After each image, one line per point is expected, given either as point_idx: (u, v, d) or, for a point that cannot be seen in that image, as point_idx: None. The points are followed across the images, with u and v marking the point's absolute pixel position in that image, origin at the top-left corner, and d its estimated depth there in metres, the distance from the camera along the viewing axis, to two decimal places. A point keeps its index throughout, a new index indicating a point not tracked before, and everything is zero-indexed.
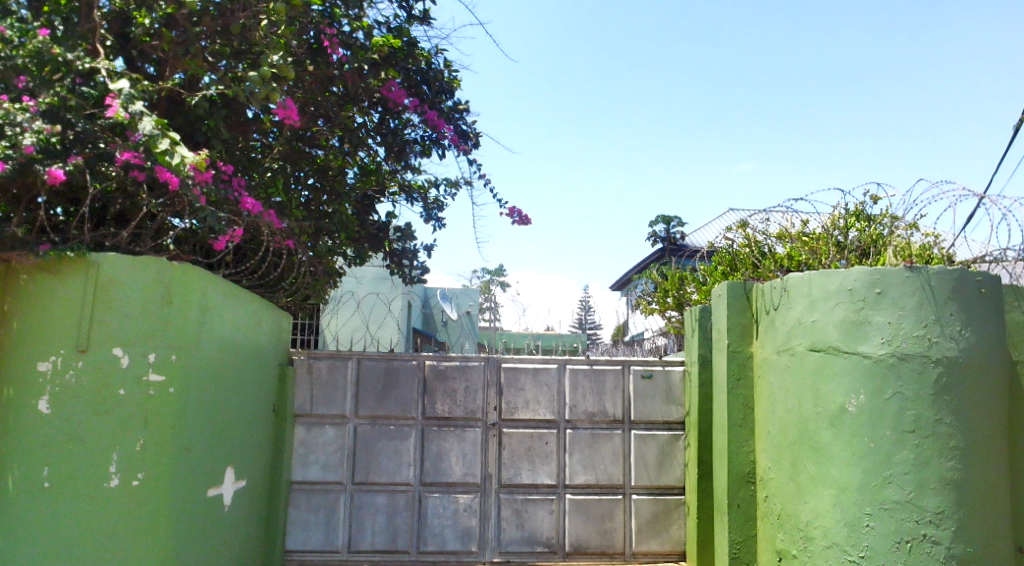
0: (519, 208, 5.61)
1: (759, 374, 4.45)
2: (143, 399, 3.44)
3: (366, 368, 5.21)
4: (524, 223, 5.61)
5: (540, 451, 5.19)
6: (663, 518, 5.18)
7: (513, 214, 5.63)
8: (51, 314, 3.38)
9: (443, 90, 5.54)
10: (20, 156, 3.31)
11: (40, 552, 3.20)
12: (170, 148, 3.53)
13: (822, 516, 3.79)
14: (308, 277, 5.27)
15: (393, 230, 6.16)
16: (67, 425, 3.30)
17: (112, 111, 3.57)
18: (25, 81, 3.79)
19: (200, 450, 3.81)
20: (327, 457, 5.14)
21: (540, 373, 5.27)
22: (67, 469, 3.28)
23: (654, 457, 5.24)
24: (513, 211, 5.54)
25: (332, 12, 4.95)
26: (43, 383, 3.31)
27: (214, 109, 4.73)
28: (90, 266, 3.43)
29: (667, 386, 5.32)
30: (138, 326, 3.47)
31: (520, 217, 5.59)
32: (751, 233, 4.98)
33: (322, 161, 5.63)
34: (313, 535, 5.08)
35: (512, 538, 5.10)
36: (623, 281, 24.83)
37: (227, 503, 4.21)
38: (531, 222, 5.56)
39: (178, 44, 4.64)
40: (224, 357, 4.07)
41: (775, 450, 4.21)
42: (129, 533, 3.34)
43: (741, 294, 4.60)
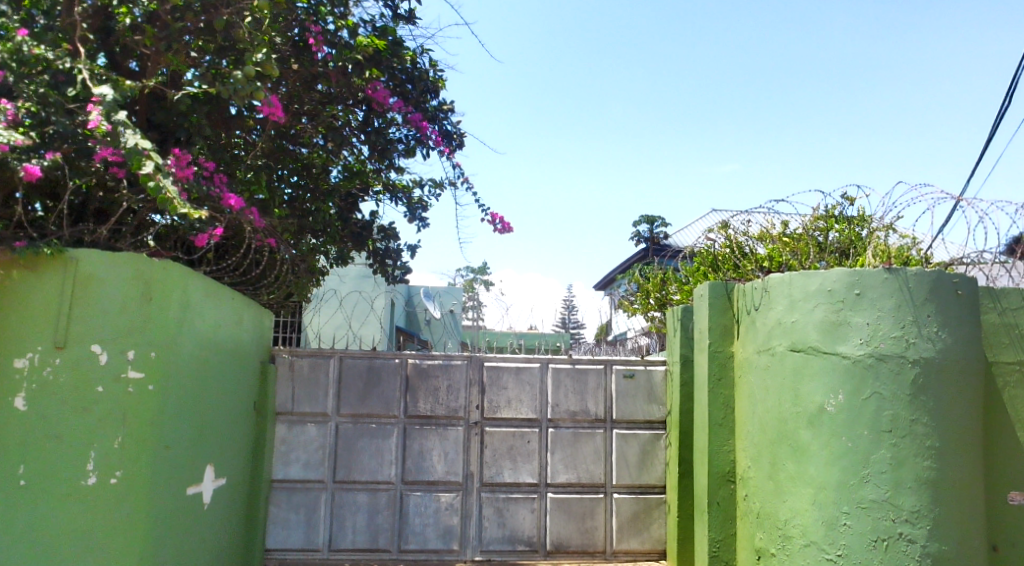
0: (502, 216, 5.61)
1: (740, 374, 4.49)
2: (121, 396, 3.39)
3: (349, 366, 5.19)
4: (507, 231, 5.62)
5: (522, 450, 5.20)
6: (644, 516, 5.21)
7: (495, 220, 5.64)
8: (28, 309, 3.36)
9: (429, 90, 5.56)
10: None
11: (17, 552, 3.18)
12: (153, 175, 3.51)
13: (800, 514, 3.83)
14: (289, 274, 5.24)
15: (376, 230, 6.14)
16: (44, 421, 3.27)
17: (93, 122, 3.55)
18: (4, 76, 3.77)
19: (179, 447, 3.77)
20: (308, 455, 5.11)
21: (523, 371, 5.28)
22: (45, 466, 3.25)
23: (635, 456, 5.27)
24: (495, 217, 5.58)
25: (318, 9, 4.88)
26: (20, 378, 3.29)
27: (198, 105, 4.71)
28: (68, 263, 3.41)
29: (649, 385, 5.35)
30: (117, 323, 3.43)
31: (502, 225, 5.60)
32: (733, 234, 4.90)
33: (306, 159, 5.59)
34: (293, 534, 5.05)
35: (494, 537, 5.10)
36: (608, 282, 24.86)
37: (206, 501, 4.17)
38: (512, 229, 5.60)
39: (162, 40, 4.54)
40: (203, 353, 4.03)
41: (755, 449, 4.26)
42: (107, 532, 3.28)
43: (722, 294, 4.64)
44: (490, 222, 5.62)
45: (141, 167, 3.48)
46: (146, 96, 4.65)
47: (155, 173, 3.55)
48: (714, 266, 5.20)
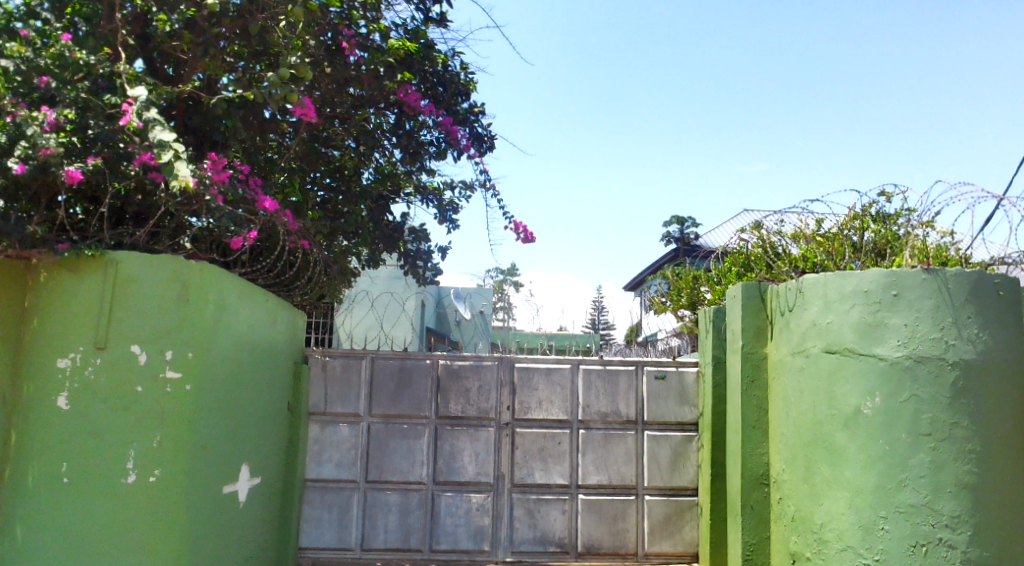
0: (525, 226, 5.62)
1: (774, 375, 4.43)
2: (160, 396, 3.47)
3: (380, 367, 5.24)
4: (529, 241, 5.62)
5: (553, 451, 5.19)
6: (676, 519, 5.17)
7: (518, 230, 5.65)
8: (70, 310, 3.46)
9: (459, 92, 5.58)
10: (40, 157, 3.43)
11: (59, 549, 3.28)
12: (171, 161, 3.52)
13: (836, 518, 3.77)
14: (322, 275, 5.32)
15: (408, 231, 6.19)
16: (84, 421, 3.36)
17: (127, 121, 3.65)
18: (47, 82, 3.86)
19: (216, 446, 3.84)
20: (341, 455, 5.17)
21: (554, 373, 5.27)
22: (85, 464, 3.34)
23: (667, 458, 5.23)
24: (517, 228, 5.60)
25: (350, 14, 5.01)
26: (63, 378, 3.39)
27: (233, 109, 4.79)
28: (108, 265, 3.50)
29: (680, 387, 5.31)
30: (155, 324, 3.52)
31: (524, 236, 5.61)
32: (766, 235, 4.83)
33: (338, 161, 5.67)
34: (326, 533, 5.11)
35: (525, 538, 5.11)
36: (638, 282, 24.68)
37: (242, 500, 4.25)
38: (535, 239, 5.61)
39: (200, 45, 4.65)
40: (239, 353, 4.10)
41: (790, 452, 4.20)
42: (145, 530, 3.36)
43: (755, 295, 4.58)
44: (514, 230, 5.64)
45: (161, 156, 3.50)
46: (183, 100, 4.75)
47: (175, 160, 3.55)
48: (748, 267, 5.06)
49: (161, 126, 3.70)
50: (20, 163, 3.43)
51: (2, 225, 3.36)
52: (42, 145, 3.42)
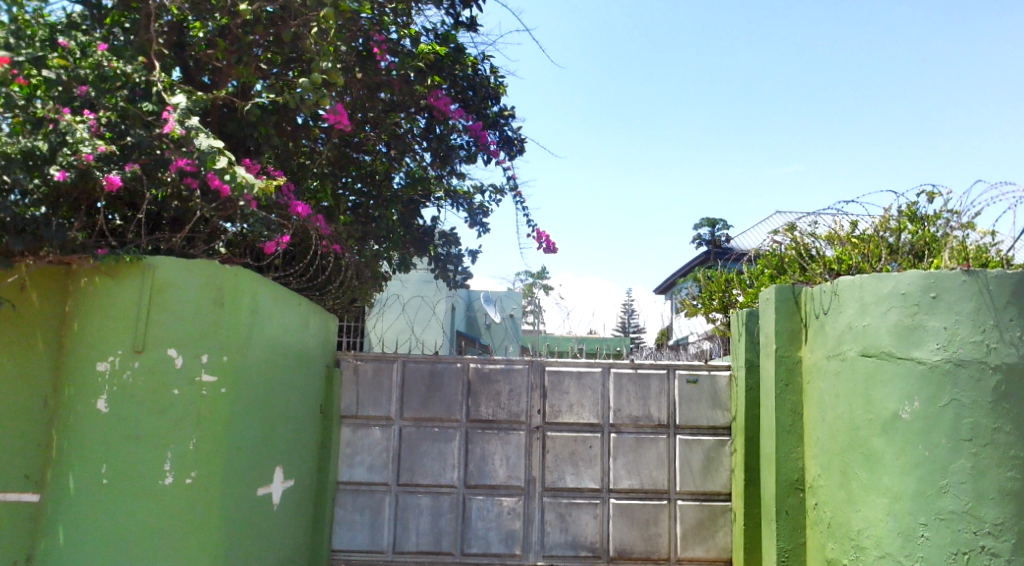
0: (547, 236, 5.62)
1: (809, 379, 4.37)
2: (196, 399, 3.53)
3: (411, 370, 5.28)
4: (551, 252, 5.62)
5: (584, 455, 5.18)
6: (710, 524, 5.12)
7: (540, 239, 5.64)
8: (110, 314, 3.54)
9: (489, 96, 5.61)
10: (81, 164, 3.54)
11: (99, 549, 3.35)
12: (227, 168, 3.67)
13: (875, 525, 3.70)
14: (353, 279, 5.38)
15: (438, 235, 6.24)
16: (123, 423, 3.44)
17: (169, 127, 3.73)
18: (86, 92, 3.90)
19: (250, 449, 3.90)
20: (373, 458, 5.22)
21: (584, 376, 5.26)
22: (125, 465, 3.41)
23: (700, 463, 5.18)
24: (539, 237, 5.61)
25: (381, 19, 5.08)
26: (102, 382, 3.47)
27: (266, 116, 4.88)
28: (145, 270, 3.59)
29: (713, 390, 5.26)
30: (192, 328, 3.59)
31: (546, 246, 5.61)
32: (799, 236, 4.76)
33: (369, 166, 5.73)
34: (358, 535, 5.16)
35: (556, 542, 5.10)
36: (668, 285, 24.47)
37: (276, 502, 4.31)
38: (556, 249, 5.61)
39: (233, 53, 4.78)
40: (273, 357, 4.17)
41: (826, 456, 4.14)
42: (182, 531, 3.42)
43: (789, 298, 4.53)
44: (536, 241, 5.63)
45: (216, 162, 3.65)
46: (217, 107, 4.86)
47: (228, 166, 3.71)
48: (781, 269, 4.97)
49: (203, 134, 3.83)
50: (63, 171, 3.53)
51: (46, 232, 3.44)
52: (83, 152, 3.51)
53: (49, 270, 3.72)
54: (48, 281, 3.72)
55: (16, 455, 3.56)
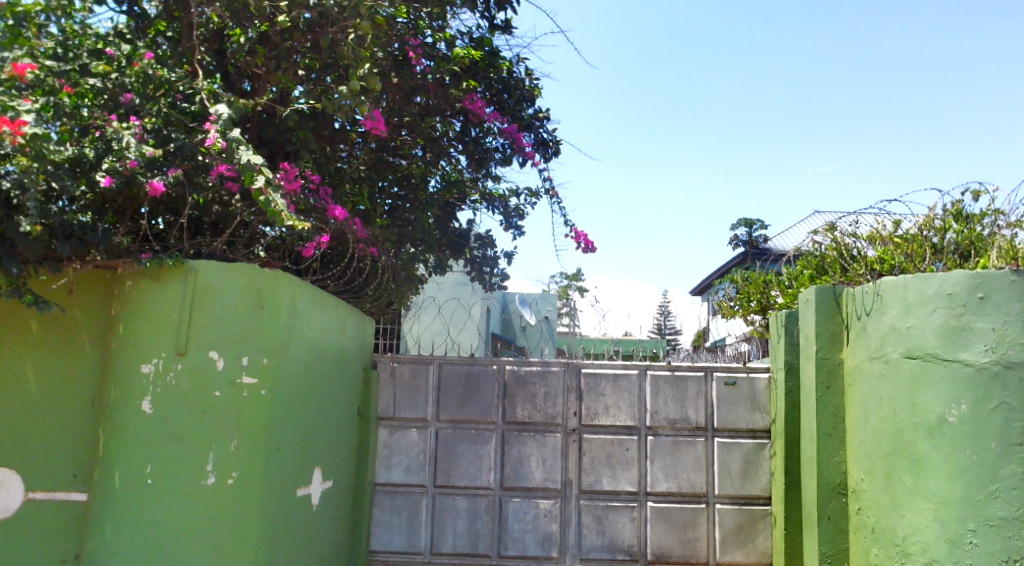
0: (586, 235, 5.60)
1: (851, 382, 4.30)
2: (237, 400, 3.61)
3: (447, 372, 5.32)
4: (590, 250, 5.61)
5: (621, 457, 5.16)
6: (749, 528, 5.06)
7: (579, 239, 5.62)
8: (153, 317, 3.64)
9: (524, 98, 5.59)
10: (125, 170, 3.63)
11: (144, 547, 3.44)
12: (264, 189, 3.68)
13: (920, 531, 3.62)
14: (390, 282, 5.45)
15: (474, 238, 6.28)
16: (166, 424, 3.53)
17: (210, 140, 3.79)
18: (130, 98, 4.02)
19: (290, 450, 3.97)
20: (410, 460, 5.27)
21: (621, 379, 5.24)
22: (168, 466, 3.50)
23: (739, 466, 5.12)
24: (579, 236, 5.58)
25: (417, 24, 5.11)
26: (147, 383, 3.57)
27: (304, 120, 4.97)
28: (187, 274, 3.68)
29: (752, 393, 5.20)
30: (232, 331, 3.67)
31: (586, 245, 5.60)
32: (840, 237, 4.65)
33: (405, 170, 5.79)
34: (396, 536, 5.21)
35: (593, 545, 5.09)
36: (704, 286, 24.23)
37: (315, 503, 4.39)
38: (596, 247, 5.58)
39: (272, 60, 4.91)
40: (311, 359, 4.23)
41: (869, 460, 4.06)
42: (224, 530, 3.50)
43: (830, 299, 4.46)
44: (575, 241, 5.60)
45: (255, 182, 3.67)
46: (256, 113, 4.97)
47: (265, 186, 3.71)
48: (822, 271, 4.91)
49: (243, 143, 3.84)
50: (109, 176, 3.63)
51: (93, 237, 3.55)
52: (128, 157, 3.60)
53: (94, 274, 3.83)
54: (93, 284, 3.83)
55: (65, 455, 3.68)
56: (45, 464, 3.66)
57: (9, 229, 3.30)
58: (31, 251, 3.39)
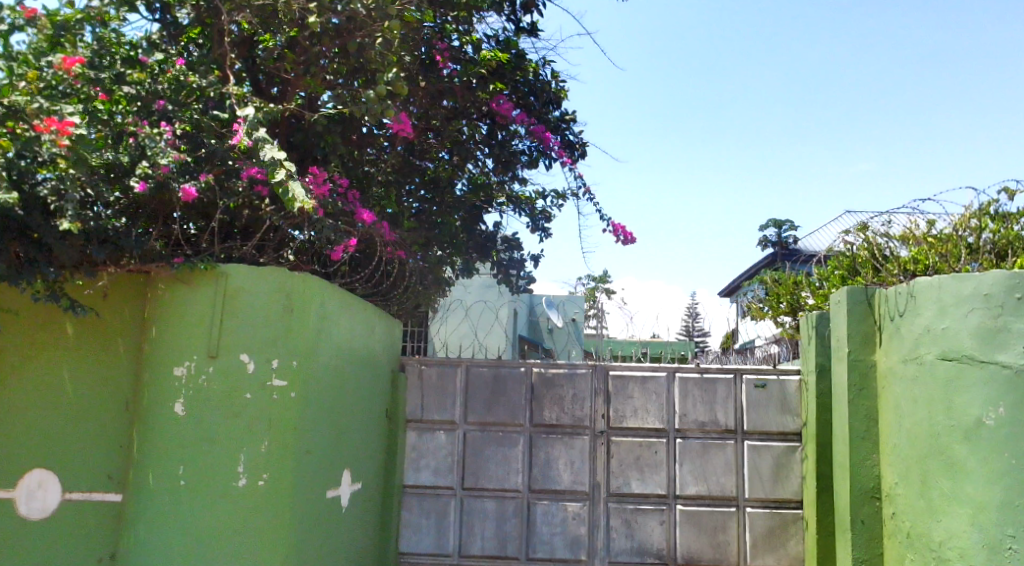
0: (624, 227, 5.61)
1: (884, 385, 4.23)
2: (268, 402, 3.67)
3: (475, 375, 5.35)
4: (629, 242, 5.61)
5: (650, 460, 5.14)
6: (780, 532, 5.00)
7: (617, 232, 5.64)
8: (185, 320, 3.72)
9: (550, 101, 5.66)
10: (158, 175, 3.70)
11: (178, 547, 3.51)
12: (285, 179, 3.74)
13: (958, 537, 3.54)
14: (417, 285, 5.52)
15: (501, 240, 6.30)
16: (198, 426, 3.60)
17: (238, 139, 3.90)
18: (162, 104, 4.14)
19: (319, 452, 4.02)
20: (438, 462, 5.30)
21: (649, 381, 5.22)
22: (200, 468, 3.57)
23: (769, 469, 5.07)
24: (616, 229, 5.60)
25: (444, 27, 5.19)
26: (179, 386, 3.65)
27: (332, 125, 5.04)
28: (219, 277, 3.75)
29: (782, 395, 5.14)
30: (262, 334, 3.73)
31: (624, 236, 5.60)
32: (873, 237, 4.58)
33: (433, 173, 5.75)
34: (424, 538, 5.24)
35: (622, 548, 5.07)
36: (734, 287, 23.99)
37: (345, 504, 4.43)
38: (636, 239, 5.60)
39: (302, 65, 4.96)
40: (340, 361, 4.29)
41: (904, 465, 3.99)
42: (255, 532, 3.56)
43: (861, 300, 4.39)
44: (613, 234, 5.63)
45: (275, 173, 3.73)
46: (285, 118, 5.05)
47: (287, 178, 3.76)
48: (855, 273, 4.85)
49: (270, 142, 3.92)
50: (143, 182, 3.66)
51: (126, 242, 3.62)
52: (161, 163, 3.68)
53: (129, 279, 3.92)
54: (126, 289, 3.92)
55: (101, 456, 3.77)
56: (82, 466, 3.76)
57: (47, 234, 3.38)
58: (67, 255, 3.46)
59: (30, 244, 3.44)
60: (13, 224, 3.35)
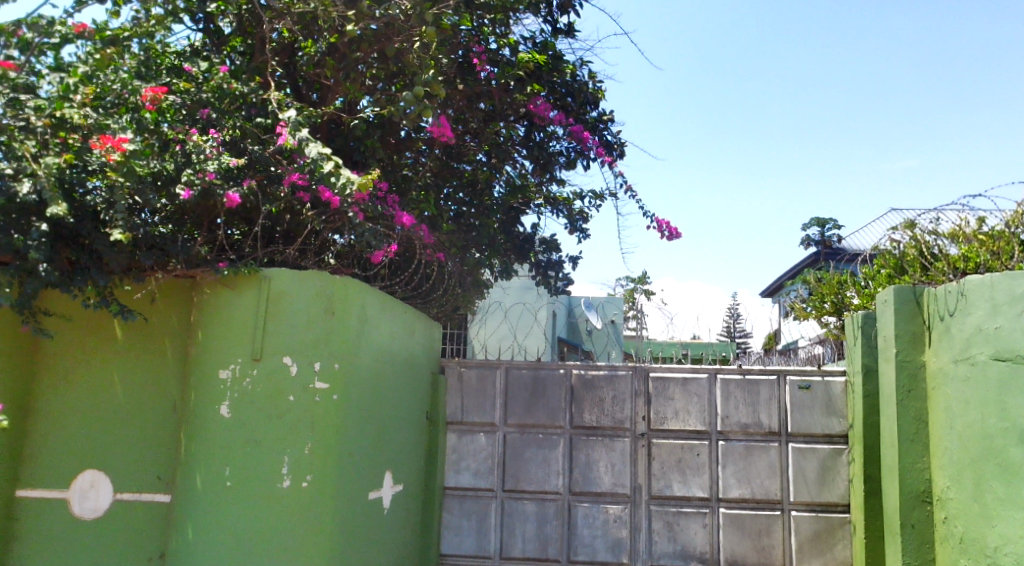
0: (668, 222, 5.58)
1: (935, 386, 4.13)
2: (311, 404, 3.74)
3: (514, 377, 5.37)
4: (674, 237, 5.58)
5: (691, 463, 5.09)
6: (827, 536, 4.91)
7: (662, 227, 5.61)
8: (229, 324, 3.82)
9: (588, 101, 5.69)
10: (204, 182, 3.79)
11: (226, 546, 3.60)
12: (333, 170, 3.79)
13: (1013, 542, 3.42)
14: (456, 287, 5.59)
15: (539, 242, 6.31)
16: (244, 427, 3.70)
17: (283, 140, 3.96)
18: (207, 112, 4.35)
19: (362, 454, 4.09)
20: (478, 464, 5.33)
21: (690, 382, 5.18)
22: (246, 469, 3.66)
23: (815, 472, 4.98)
24: (661, 224, 5.58)
25: (480, 30, 5.22)
26: (224, 389, 3.75)
27: (372, 129, 5.14)
28: (262, 281, 3.85)
29: (827, 397, 5.04)
30: (304, 337, 3.81)
31: (669, 231, 5.57)
32: (919, 235, 4.45)
33: (470, 175, 5.72)
34: (465, 540, 5.28)
35: (665, 551, 5.03)
36: (776, 287, 23.61)
37: (386, 506, 4.49)
38: (680, 233, 5.57)
39: (341, 70, 5.01)
40: (381, 364, 4.36)
41: (956, 467, 3.89)
42: (299, 532, 3.63)
43: (910, 298, 4.29)
44: (658, 229, 5.61)
45: (323, 166, 3.80)
46: (325, 124, 5.15)
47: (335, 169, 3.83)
48: (902, 271, 4.71)
49: (312, 143, 3.96)
50: (189, 188, 3.77)
51: (173, 247, 3.75)
52: (206, 169, 3.83)
53: (175, 284, 4.04)
54: (173, 294, 4.04)
55: (150, 458, 3.90)
56: (133, 467, 3.89)
57: (97, 241, 3.52)
58: (116, 261, 3.60)
59: (81, 251, 3.57)
60: (65, 231, 3.51)
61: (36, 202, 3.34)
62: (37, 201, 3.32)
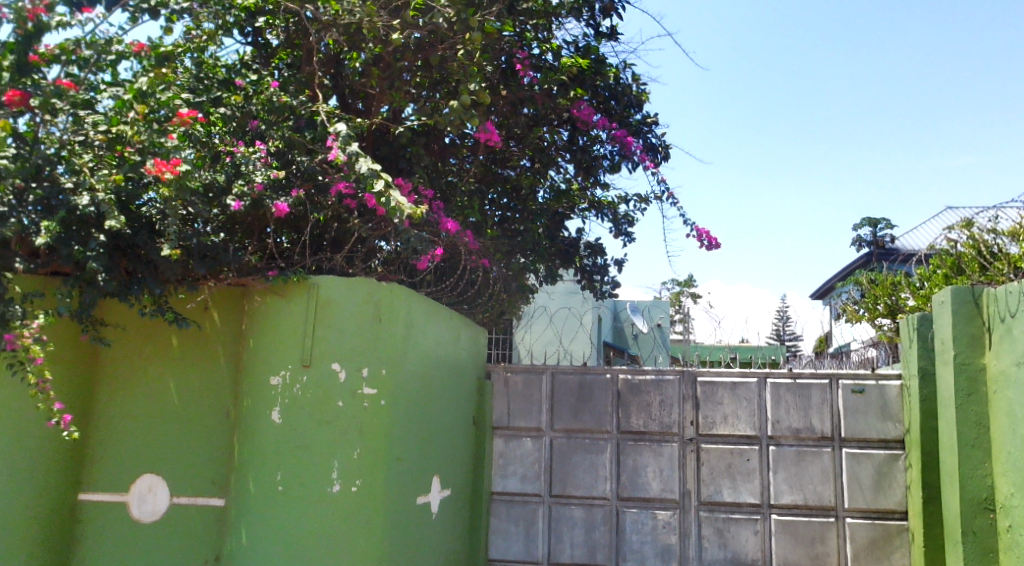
0: (707, 232, 5.53)
1: (996, 389, 4.00)
2: (359, 410, 3.83)
3: (561, 382, 5.39)
4: (712, 247, 5.54)
5: (741, 468, 5.03)
6: (883, 545, 4.78)
7: (702, 236, 5.56)
8: (279, 331, 3.93)
9: (632, 104, 5.70)
10: (254, 192, 3.94)
11: (278, 548, 3.71)
12: (384, 189, 3.84)
13: None
14: (501, 292, 5.64)
15: (584, 247, 6.35)
16: (295, 432, 3.80)
17: (333, 154, 4.03)
18: (256, 125, 4.46)
19: (410, 458, 4.16)
20: (525, 468, 5.36)
21: (739, 387, 5.11)
22: (297, 473, 3.76)
23: (870, 478, 4.86)
24: (700, 233, 5.53)
25: (523, 35, 5.20)
26: (276, 395, 3.86)
27: (417, 137, 5.23)
28: (310, 289, 3.95)
29: (882, 401, 4.92)
30: (352, 344, 3.90)
31: (708, 241, 5.52)
32: (979, 234, 4.30)
33: (513, 181, 5.87)
34: (513, 544, 5.31)
35: (715, 558, 4.97)
36: (829, 290, 23.06)
37: (434, 510, 4.55)
38: (719, 244, 5.50)
39: (386, 79, 5.22)
40: (427, 369, 4.43)
41: (1018, 474, 3.75)
42: (348, 535, 3.71)
43: (968, 299, 4.17)
44: (697, 239, 5.55)
45: (374, 185, 3.83)
46: (372, 133, 5.26)
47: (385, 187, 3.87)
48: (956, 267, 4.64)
49: (363, 156, 4.05)
50: (239, 200, 3.89)
51: (225, 257, 3.86)
52: (256, 181, 3.98)
53: (228, 293, 4.19)
54: (226, 303, 4.19)
55: (206, 462, 4.04)
56: (189, 471, 4.04)
57: (152, 251, 3.67)
58: (170, 271, 3.74)
59: (138, 261, 3.74)
60: (123, 242, 3.66)
61: (95, 215, 3.52)
62: (96, 213, 3.50)
